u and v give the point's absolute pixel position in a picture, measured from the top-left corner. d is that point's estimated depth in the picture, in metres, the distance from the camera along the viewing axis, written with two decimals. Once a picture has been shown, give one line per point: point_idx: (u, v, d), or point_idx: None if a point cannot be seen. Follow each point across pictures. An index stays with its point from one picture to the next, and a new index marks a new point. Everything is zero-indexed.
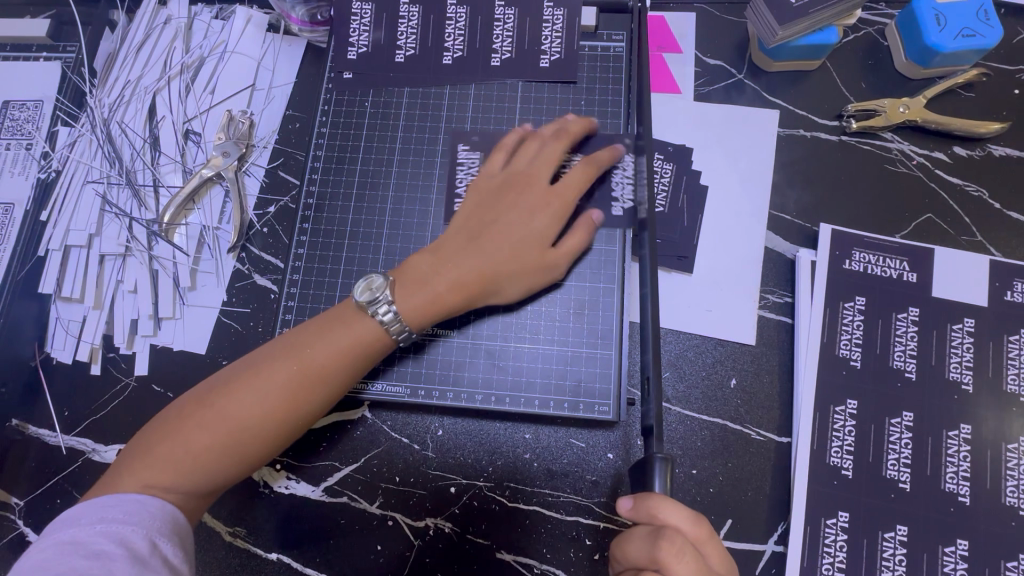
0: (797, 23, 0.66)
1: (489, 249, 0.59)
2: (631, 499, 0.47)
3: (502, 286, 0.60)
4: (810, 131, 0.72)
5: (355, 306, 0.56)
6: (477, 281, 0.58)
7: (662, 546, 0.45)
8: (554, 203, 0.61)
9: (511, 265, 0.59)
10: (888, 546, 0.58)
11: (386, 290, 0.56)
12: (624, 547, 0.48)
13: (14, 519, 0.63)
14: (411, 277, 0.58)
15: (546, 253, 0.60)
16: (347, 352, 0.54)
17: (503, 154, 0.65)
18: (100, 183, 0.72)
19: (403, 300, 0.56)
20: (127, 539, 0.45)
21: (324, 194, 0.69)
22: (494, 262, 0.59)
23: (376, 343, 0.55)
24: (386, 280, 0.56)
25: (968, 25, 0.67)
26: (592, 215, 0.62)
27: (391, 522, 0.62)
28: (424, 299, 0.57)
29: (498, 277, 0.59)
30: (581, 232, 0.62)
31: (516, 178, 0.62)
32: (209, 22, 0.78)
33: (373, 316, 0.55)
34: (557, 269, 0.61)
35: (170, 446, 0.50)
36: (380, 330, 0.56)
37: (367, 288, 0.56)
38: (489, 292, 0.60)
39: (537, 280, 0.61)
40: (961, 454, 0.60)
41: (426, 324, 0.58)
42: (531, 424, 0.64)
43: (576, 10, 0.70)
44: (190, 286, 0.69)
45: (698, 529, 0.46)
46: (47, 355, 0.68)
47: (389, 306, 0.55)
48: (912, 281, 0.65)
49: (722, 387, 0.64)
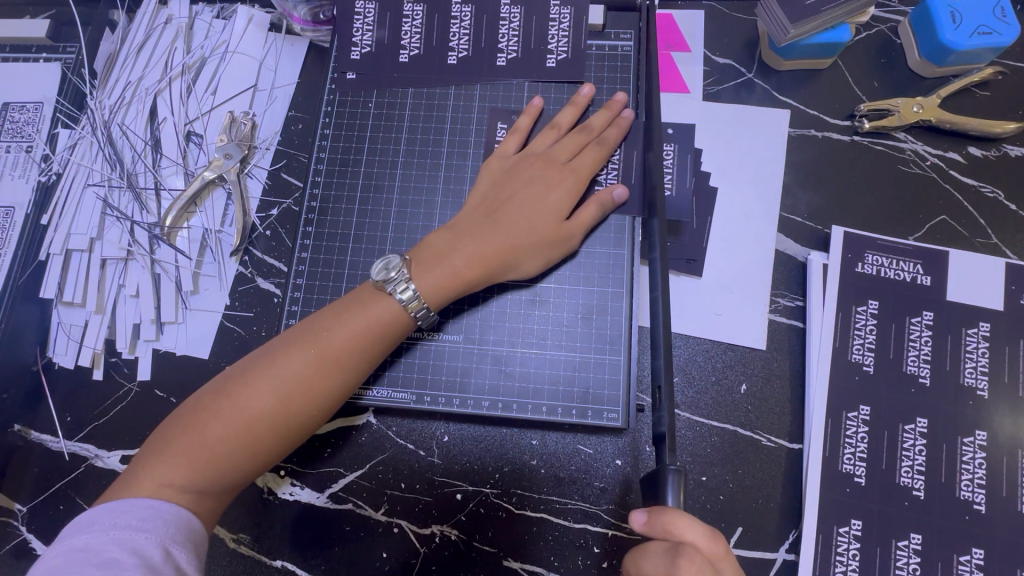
0: (809, 20, 0.65)
1: (508, 224, 0.59)
2: (645, 513, 0.46)
3: (520, 261, 0.59)
4: (822, 131, 0.70)
5: (372, 289, 0.56)
6: (496, 254, 0.58)
7: (681, 564, 0.44)
8: (568, 179, 0.61)
9: (528, 238, 0.59)
10: (902, 555, 0.57)
11: (402, 269, 0.56)
12: (639, 562, 0.47)
13: (17, 526, 0.62)
14: (429, 255, 0.58)
15: (562, 225, 0.60)
16: (363, 335, 0.54)
17: (518, 136, 0.65)
18: (101, 186, 0.71)
19: (422, 278, 0.56)
20: (140, 549, 0.44)
21: (327, 197, 0.68)
22: (513, 236, 0.59)
23: (392, 326, 0.55)
24: (403, 260, 0.56)
25: (984, 23, 0.66)
26: (610, 190, 0.61)
27: (397, 530, 0.61)
28: (442, 276, 0.57)
29: (516, 251, 0.59)
30: (595, 204, 0.61)
31: (531, 157, 0.63)
32: (210, 22, 0.76)
33: (392, 295, 0.55)
34: (572, 241, 0.61)
35: (186, 442, 0.49)
36: (399, 309, 0.55)
37: (383, 267, 0.56)
38: (509, 267, 0.59)
39: (553, 253, 0.61)
40: (977, 461, 0.59)
41: (444, 302, 0.58)
42: (538, 431, 0.63)
43: (583, 8, 0.68)
44: (192, 289, 0.68)
45: (715, 545, 0.46)
46: (49, 360, 0.67)
47: (407, 285, 0.55)
48: (927, 284, 0.64)
49: (732, 393, 0.63)
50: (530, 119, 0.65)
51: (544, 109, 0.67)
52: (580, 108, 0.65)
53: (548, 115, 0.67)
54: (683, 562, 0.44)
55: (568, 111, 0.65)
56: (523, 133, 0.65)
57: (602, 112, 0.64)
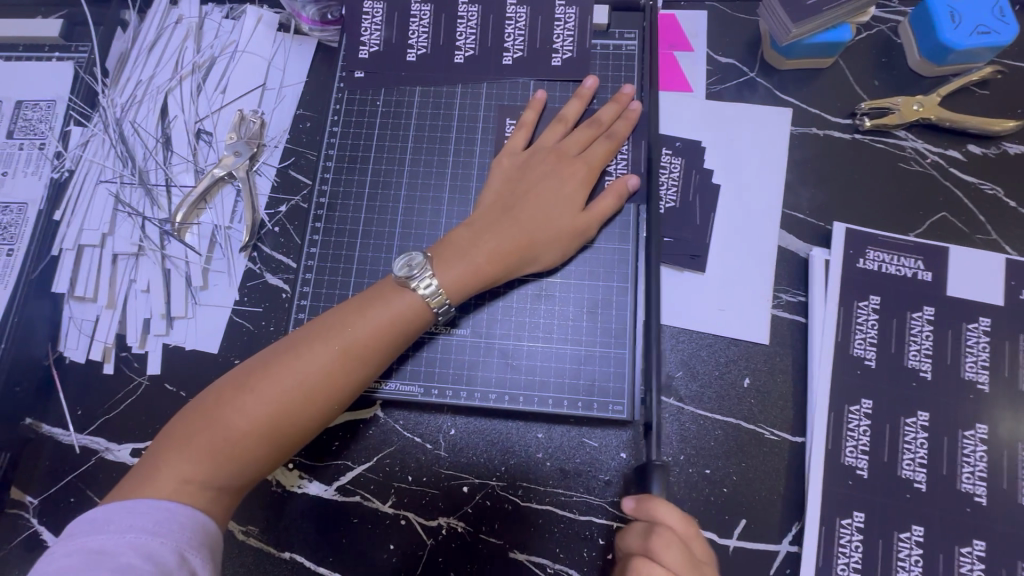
0: (810, 20, 0.66)
1: (525, 220, 0.60)
2: (633, 498, 0.50)
3: (539, 255, 0.60)
4: (823, 129, 0.71)
5: (393, 283, 0.57)
6: (516, 250, 0.59)
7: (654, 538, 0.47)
8: (581, 171, 0.62)
9: (546, 231, 0.60)
10: (904, 547, 0.58)
11: (426, 266, 0.56)
12: (630, 552, 0.49)
13: (29, 518, 0.63)
14: (450, 251, 0.58)
15: (579, 216, 0.61)
16: (385, 331, 0.55)
17: (523, 132, 0.66)
18: (113, 182, 0.72)
19: (445, 272, 0.57)
20: (155, 554, 0.44)
21: (336, 194, 0.69)
22: (530, 230, 0.59)
23: (413, 321, 0.56)
24: (426, 257, 0.57)
25: (983, 22, 0.67)
26: (625, 181, 0.63)
27: (404, 522, 0.62)
28: (464, 271, 0.57)
29: (534, 244, 0.60)
30: (613, 195, 0.62)
31: (541, 152, 0.64)
32: (220, 21, 0.78)
33: (414, 290, 0.56)
34: (589, 232, 0.62)
35: (209, 436, 0.50)
36: (421, 304, 0.56)
37: (405, 264, 0.57)
38: (528, 262, 0.60)
39: (571, 245, 0.62)
40: (977, 454, 0.59)
41: (466, 297, 0.59)
42: (543, 424, 0.64)
43: (588, 8, 0.69)
44: (202, 285, 0.69)
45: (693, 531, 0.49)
46: (61, 354, 0.68)
47: (429, 280, 0.56)
48: (927, 279, 0.65)
49: (736, 387, 0.64)
50: (535, 114, 0.67)
51: (551, 105, 0.68)
52: (586, 102, 0.66)
53: (550, 107, 0.68)
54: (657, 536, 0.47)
55: (575, 103, 0.66)
56: (529, 129, 0.66)
57: (610, 105, 0.65)
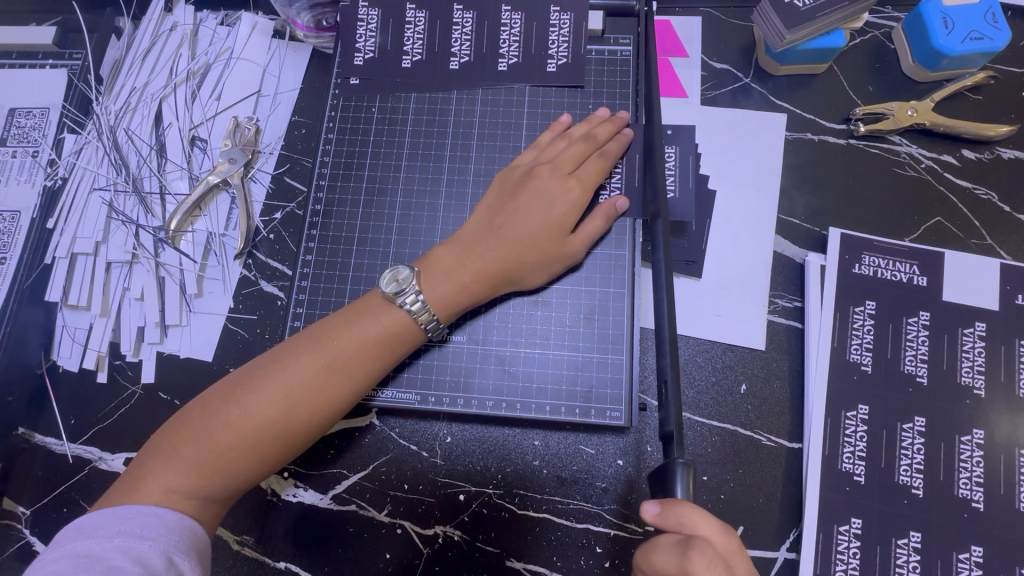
0: (805, 26, 0.66)
1: (512, 240, 0.59)
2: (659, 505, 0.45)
3: (524, 275, 0.60)
4: (818, 134, 0.72)
5: (381, 296, 0.57)
6: (504, 269, 0.59)
7: (693, 557, 0.42)
8: (572, 191, 0.61)
9: (531, 253, 0.60)
10: (902, 553, 0.57)
11: (412, 281, 0.56)
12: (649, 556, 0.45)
13: (21, 528, 0.62)
14: (436, 269, 0.58)
15: (565, 240, 0.61)
16: (374, 345, 0.55)
17: (535, 151, 0.65)
18: (107, 190, 0.72)
19: (431, 289, 0.57)
20: (143, 558, 0.44)
21: (332, 201, 0.68)
22: (515, 251, 0.59)
23: (402, 334, 0.56)
24: (412, 272, 0.57)
25: (975, 28, 0.67)
26: (614, 203, 0.63)
27: (400, 531, 0.61)
28: (450, 288, 0.57)
29: (520, 265, 0.59)
30: (599, 217, 0.62)
31: (538, 167, 0.62)
32: (214, 28, 0.78)
33: (400, 307, 0.55)
34: (575, 256, 0.62)
35: (194, 446, 0.50)
36: (408, 320, 0.56)
37: (392, 278, 0.56)
38: (513, 282, 0.60)
39: (556, 267, 0.61)
40: (974, 459, 0.59)
41: (454, 314, 0.59)
42: (541, 431, 0.63)
43: (583, 15, 0.70)
44: (197, 292, 0.69)
45: (728, 541, 0.45)
46: (54, 363, 0.67)
47: (416, 296, 0.56)
48: (922, 285, 0.65)
49: (733, 393, 0.64)
50: (552, 134, 0.66)
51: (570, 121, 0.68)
52: (617, 127, 0.65)
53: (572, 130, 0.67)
54: (694, 555, 0.42)
55: (582, 125, 0.66)
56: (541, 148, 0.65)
57: (605, 123, 0.65)
